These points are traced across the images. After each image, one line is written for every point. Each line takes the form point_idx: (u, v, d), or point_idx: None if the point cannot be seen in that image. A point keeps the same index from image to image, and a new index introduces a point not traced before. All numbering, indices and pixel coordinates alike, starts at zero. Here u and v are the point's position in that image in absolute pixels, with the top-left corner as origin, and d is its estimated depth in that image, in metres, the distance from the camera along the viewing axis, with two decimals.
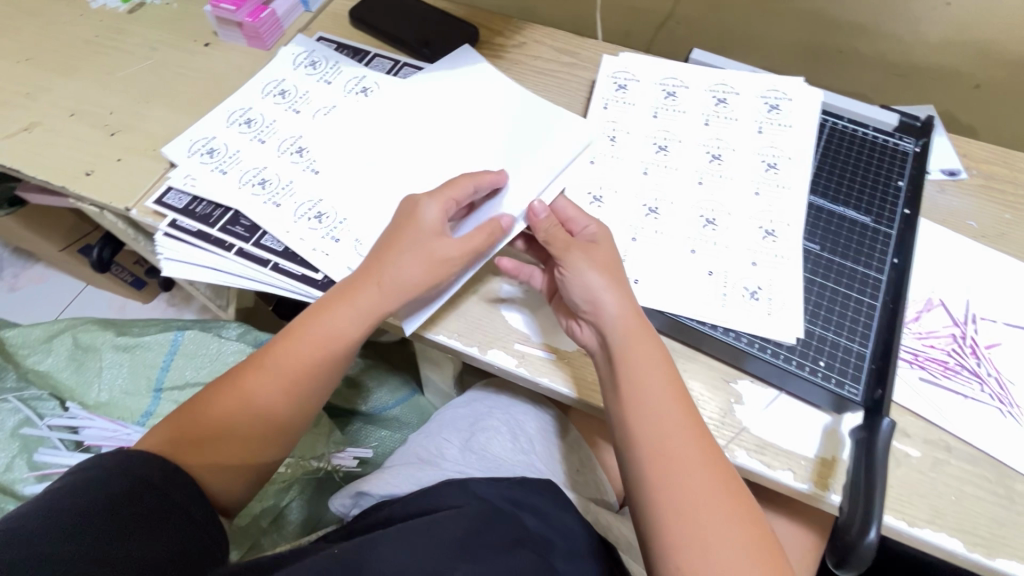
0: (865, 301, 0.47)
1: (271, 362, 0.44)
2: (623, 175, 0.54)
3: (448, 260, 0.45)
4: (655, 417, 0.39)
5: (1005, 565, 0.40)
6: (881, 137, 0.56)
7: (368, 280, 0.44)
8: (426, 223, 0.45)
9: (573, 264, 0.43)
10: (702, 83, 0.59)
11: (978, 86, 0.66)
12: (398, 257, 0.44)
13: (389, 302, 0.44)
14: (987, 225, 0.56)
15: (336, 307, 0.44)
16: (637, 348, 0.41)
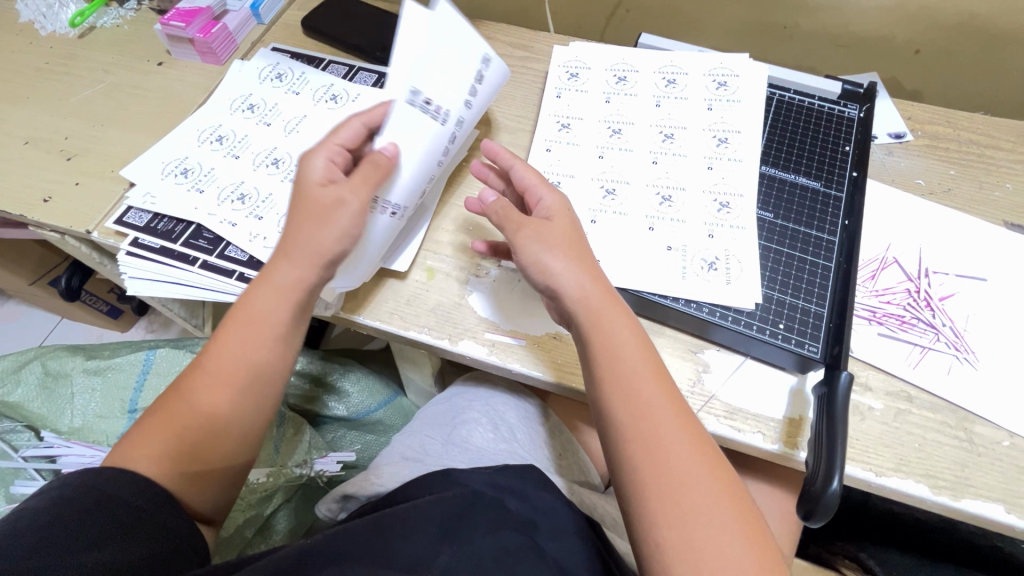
0: (820, 263, 0.48)
1: (217, 363, 0.42)
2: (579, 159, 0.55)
3: (338, 204, 0.43)
4: (629, 390, 0.39)
5: (969, 505, 0.42)
6: (827, 106, 0.57)
7: (280, 257, 0.43)
8: (311, 177, 0.44)
9: (525, 247, 0.42)
10: (652, 64, 0.60)
11: (919, 51, 0.68)
12: (303, 220, 0.43)
13: (305, 271, 0.43)
14: (934, 183, 0.58)
15: (259, 290, 0.43)
16: (597, 319, 0.41)
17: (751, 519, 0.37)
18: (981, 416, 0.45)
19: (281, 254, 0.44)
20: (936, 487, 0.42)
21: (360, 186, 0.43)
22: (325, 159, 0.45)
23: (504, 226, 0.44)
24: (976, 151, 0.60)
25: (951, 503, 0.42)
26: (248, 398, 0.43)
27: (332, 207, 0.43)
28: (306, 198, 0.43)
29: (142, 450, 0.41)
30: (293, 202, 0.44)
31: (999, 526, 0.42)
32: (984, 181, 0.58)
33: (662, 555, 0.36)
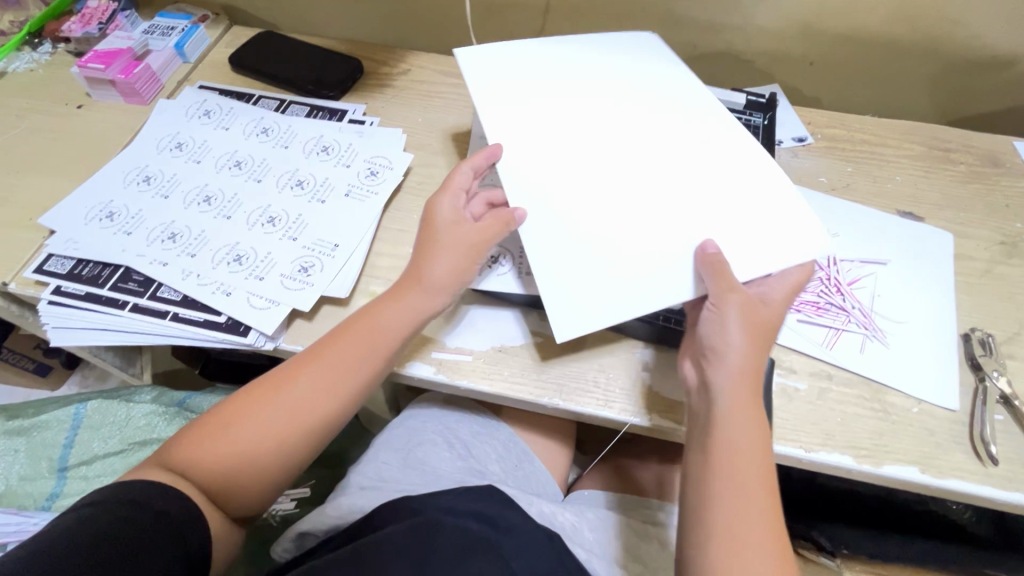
0: None
1: (324, 365, 0.46)
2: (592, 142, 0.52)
3: (458, 244, 0.48)
4: (737, 463, 0.40)
5: (889, 469, 0.45)
6: (735, 116, 0.62)
7: (412, 281, 0.48)
8: (447, 219, 0.49)
9: (724, 315, 0.43)
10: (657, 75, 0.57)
11: (812, 63, 0.75)
12: (430, 255, 0.48)
13: (431, 300, 0.47)
14: (835, 179, 0.64)
15: (386, 307, 0.47)
16: (741, 412, 0.41)
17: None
18: (892, 386, 0.49)
19: (407, 285, 0.48)
20: (859, 456, 0.46)
21: (484, 233, 0.48)
22: (451, 203, 0.50)
23: (710, 279, 0.44)
24: (868, 149, 0.66)
25: (870, 470, 0.46)
26: (298, 425, 0.45)
27: (459, 246, 0.48)
28: (449, 233, 0.48)
29: (196, 466, 0.44)
30: (423, 234, 0.49)
31: (916, 486, 0.46)
32: (876, 175, 0.64)
33: None
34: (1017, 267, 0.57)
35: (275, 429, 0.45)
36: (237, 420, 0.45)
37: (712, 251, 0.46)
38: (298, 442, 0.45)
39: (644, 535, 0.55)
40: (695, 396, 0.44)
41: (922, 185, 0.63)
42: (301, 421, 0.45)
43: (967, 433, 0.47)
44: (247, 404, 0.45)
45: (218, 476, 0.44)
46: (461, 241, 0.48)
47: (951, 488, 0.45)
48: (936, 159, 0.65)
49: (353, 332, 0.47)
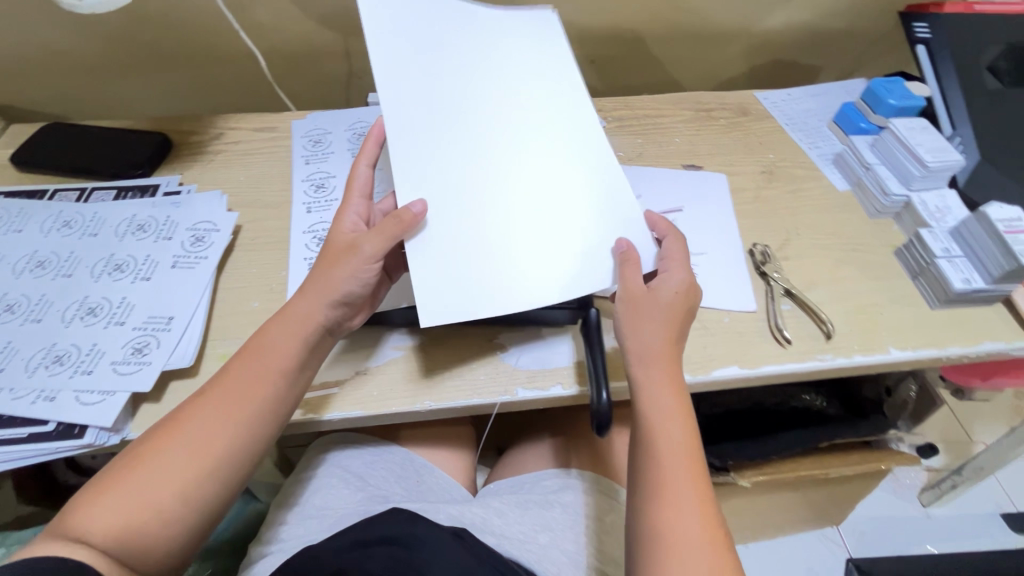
0: None
1: (217, 399, 0.45)
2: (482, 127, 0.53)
3: (358, 251, 0.47)
4: (665, 446, 0.45)
5: (719, 373, 0.54)
6: None
7: (301, 295, 0.48)
8: (338, 233, 0.50)
9: (639, 329, 0.48)
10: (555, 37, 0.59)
11: (593, 60, 0.87)
12: (324, 267, 0.48)
13: (319, 307, 0.47)
14: (630, 150, 0.74)
15: (273, 327, 0.47)
16: (657, 392, 0.47)
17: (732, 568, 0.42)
18: (707, 306, 0.58)
19: (296, 300, 0.48)
20: (693, 371, 0.54)
21: (375, 237, 0.47)
22: (352, 217, 0.51)
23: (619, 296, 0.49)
24: (650, 121, 0.78)
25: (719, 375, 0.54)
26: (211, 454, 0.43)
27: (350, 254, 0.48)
28: (331, 242, 0.50)
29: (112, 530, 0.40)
30: (325, 251, 0.49)
31: (742, 381, 0.54)
32: (660, 140, 0.75)
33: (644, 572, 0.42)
34: (776, 188, 0.70)
35: (188, 467, 0.42)
36: (146, 471, 0.42)
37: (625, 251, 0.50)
38: (209, 482, 0.43)
39: (546, 504, 0.58)
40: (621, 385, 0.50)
41: (697, 141, 0.76)
42: (213, 451, 0.43)
43: (767, 325, 0.57)
44: (138, 458, 0.42)
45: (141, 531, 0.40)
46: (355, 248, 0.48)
47: (766, 372, 0.54)
48: (702, 118, 0.79)
49: (252, 356, 0.47)
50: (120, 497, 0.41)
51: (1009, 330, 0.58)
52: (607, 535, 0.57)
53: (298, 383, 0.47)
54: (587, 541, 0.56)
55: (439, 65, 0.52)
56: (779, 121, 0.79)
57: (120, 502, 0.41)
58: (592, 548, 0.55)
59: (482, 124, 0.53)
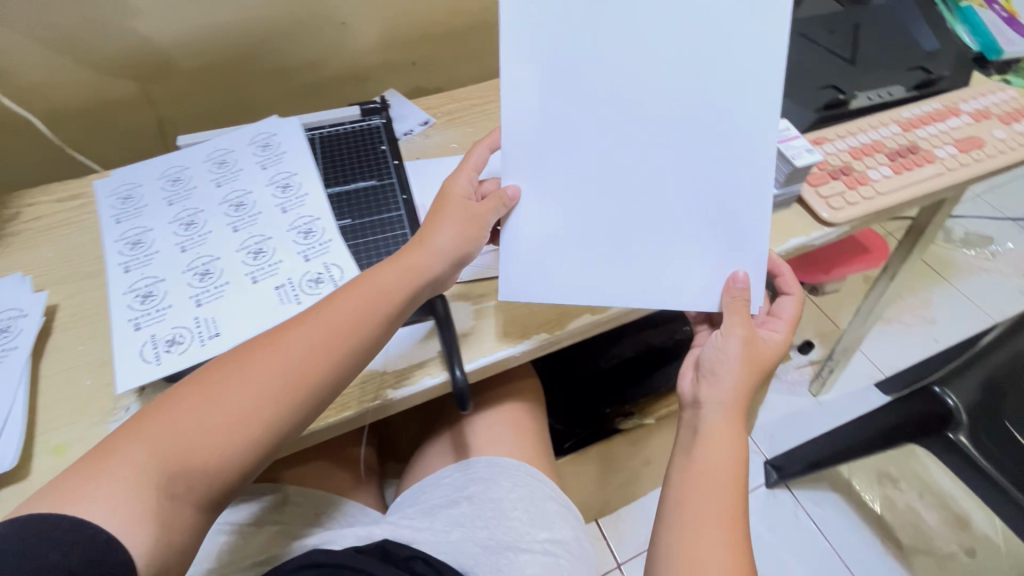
0: (398, 234, 0.59)
1: (318, 330, 0.47)
2: (631, 98, 0.50)
3: (462, 221, 0.54)
4: (706, 499, 0.50)
5: (573, 325, 0.59)
6: (357, 125, 0.70)
7: (415, 246, 0.53)
8: (455, 193, 0.56)
9: (728, 342, 0.55)
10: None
11: (414, 62, 0.89)
12: (436, 224, 0.54)
13: (429, 263, 0.52)
14: (463, 141, 0.77)
15: (384, 270, 0.51)
16: (721, 428, 0.53)
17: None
18: None
19: (412, 249, 0.53)
20: (550, 328, 0.58)
21: (482, 208, 0.53)
22: (466, 181, 0.57)
23: (727, 315, 0.53)
24: (477, 109, 0.81)
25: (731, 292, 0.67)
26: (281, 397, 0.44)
27: (461, 220, 0.54)
28: (446, 198, 0.56)
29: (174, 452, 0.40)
30: (444, 206, 0.55)
31: (596, 326, 0.60)
32: (490, 125, 0.79)
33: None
34: None
35: (255, 406, 0.43)
36: (212, 400, 0.42)
37: (741, 283, 0.53)
38: (294, 408, 0.45)
39: (451, 503, 0.60)
40: (689, 410, 0.58)
41: None
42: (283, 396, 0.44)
43: None
44: (236, 365, 0.45)
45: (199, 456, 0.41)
46: (464, 214, 0.54)
47: (613, 313, 0.60)
48: None
49: (364, 292, 0.49)
50: (183, 422, 0.42)
51: (806, 224, 0.67)
52: (515, 512, 0.58)
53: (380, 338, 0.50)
54: (499, 523, 0.57)
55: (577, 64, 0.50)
56: None
57: (179, 428, 0.41)
58: (502, 530, 0.57)
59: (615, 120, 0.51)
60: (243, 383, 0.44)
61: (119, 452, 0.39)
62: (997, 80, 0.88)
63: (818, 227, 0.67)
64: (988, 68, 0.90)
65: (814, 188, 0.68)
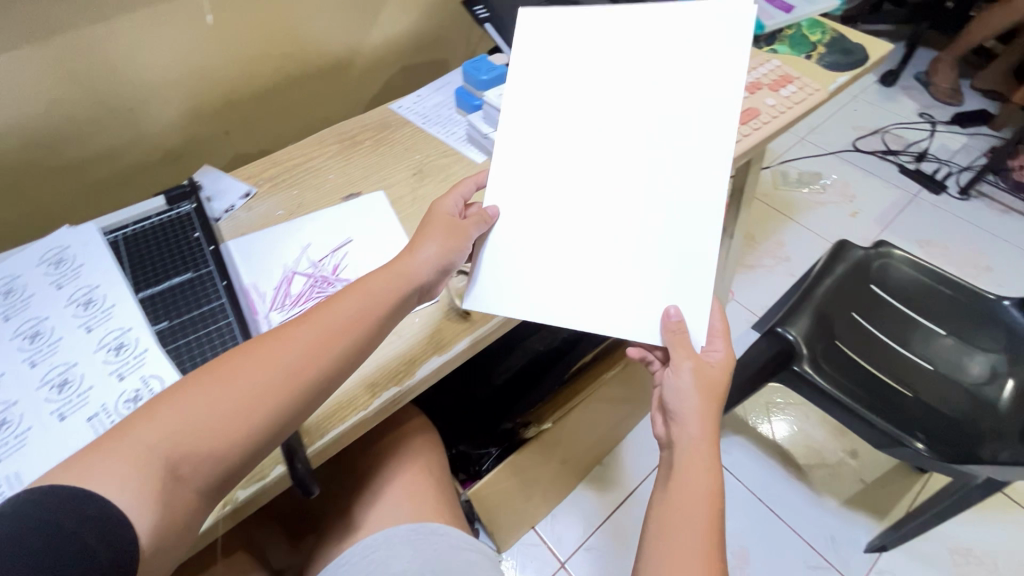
0: (222, 324, 0.57)
1: (324, 321, 0.51)
2: (588, 148, 0.60)
3: (455, 229, 0.60)
4: (686, 529, 0.51)
5: (422, 371, 0.59)
6: (164, 216, 0.67)
7: (406, 251, 0.59)
8: (443, 211, 0.62)
9: (678, 376, 0.57)
10: (740, 70, 0.57)
11: (227, 132, 0.86)
12: (424, 238, 0.59)
13: (415, 265, 0.57)
14: (289, 205, 0.75)
15: (382, 272, 0.56)
16: (691, 462, 0.55)
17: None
18: None
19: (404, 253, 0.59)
20: (400, 380, 0.58)
21: (463, 226, 0.60)
22: (454, 203, 0.64)
23: (675, 349, 0.56)
24: (301, 169, 0.80)
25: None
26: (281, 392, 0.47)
27: (450, 228, 0.60)
28: (434, 216, 0.62)
29: (178, 438, 0.43)
30: (429, 223, 0.61)
31: (445, 366, 0.60)
32: (315, 184, 0.77)
33: None
34: (429, 184, 0.78)
35: (257, 397, 0.46)
36: (219, 389, 0.46)
37: (675, 316, 0.56)
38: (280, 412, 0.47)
39: None
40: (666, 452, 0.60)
41: (349, 171, 0.80)
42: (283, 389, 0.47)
43: (450, 306, 0.64)
44: (238, 359, 0.48)
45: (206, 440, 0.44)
46: (451, 227, 0.60)
47: (460, 348, 0.61)
48: (348, 147, 0.83)
49: (360, 295, 0.54)
50: (181, 416, 0.44)
51: None
52: None
53: (374, 339, 0.54)
54: None
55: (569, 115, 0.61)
56: (416, 123, 0.86)
57: (172, 428, 0.43)
58: None
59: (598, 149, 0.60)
60: (244, 375, 0.47)
61: (130, 435, 0.42)
62: (766, 52, 1.00)
63: None
64: (758, 41, 1.02)
65: None
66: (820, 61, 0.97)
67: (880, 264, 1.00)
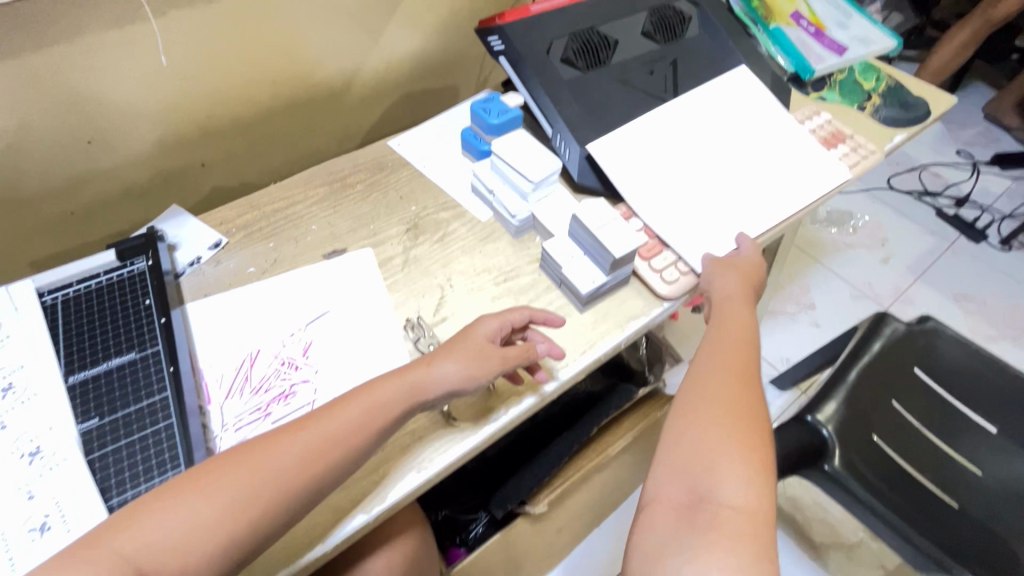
0: (161, 426, 0.48)
1: (356, 414, 0.46)
2: (719, 128, 0.75)
3: (480, 362, 0.51)
4: (716, 390, 0.50)
5: (394, 495, 0.50)
6: (114, 275, 0.57)
7: (452, 347, 0.52)
8: (479, 334, 0.53)
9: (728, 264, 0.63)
10: (805, 150, 0.75)
11: (204, 163, 0.77)
12: (451, 352, 0.51)
13: (448, 363, 0.50)
14: (262, 261, 0.65)
15: (437, 359, 0.51)
16: (729, 339, 0.55)
17: (765, 567, 0.41)
18: None
19: (451, 348, 0.52)
20: (366, 506, 0.50)
21: (483, 364, 0.51)
22: (495, 326, 0.54)
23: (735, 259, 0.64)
24: (281, 215, 0.70)
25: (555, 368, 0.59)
26: (301, 487, 0.43)
27: (476, 359, 0.51)
28: (472, 341, 0.52)
29: (187, 534, 0.40)
30: (460, 338, 0.53)
31: (424, 485, 0.52)
32: (294, 235, 0.68)
33: (676, 463, 0.47)
34: (424, 243, 0.68)
35: (272, 492, 0.42)
36: (202, 504, 0.41)
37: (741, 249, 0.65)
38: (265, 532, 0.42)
39: None
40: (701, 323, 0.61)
41: (336, 220, 0.70)
42: (303, 487, 0.43)
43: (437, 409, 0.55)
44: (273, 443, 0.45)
45: (221, 537, 0.40)
46: (477, 359, 0.51)
47: (442, 465, 0.52)
48: (337, 190, 0.73)
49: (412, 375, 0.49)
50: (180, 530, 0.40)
51: (644, 300, 0.64)
52: None
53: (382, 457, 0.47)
54: None
55: (696, 134, 0.74)
56: (414, 165, 0.77)
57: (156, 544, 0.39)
58: None
59: (731, 127, 0.75)
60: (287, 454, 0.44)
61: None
62: (814, 99, 0.89)
63: (656, 302, 0.64)
64: (805, 85, 0.90)
65: (645, 262, 0.65)
66: (876, 113, 0.87)
67: (925, 342, 0.87)
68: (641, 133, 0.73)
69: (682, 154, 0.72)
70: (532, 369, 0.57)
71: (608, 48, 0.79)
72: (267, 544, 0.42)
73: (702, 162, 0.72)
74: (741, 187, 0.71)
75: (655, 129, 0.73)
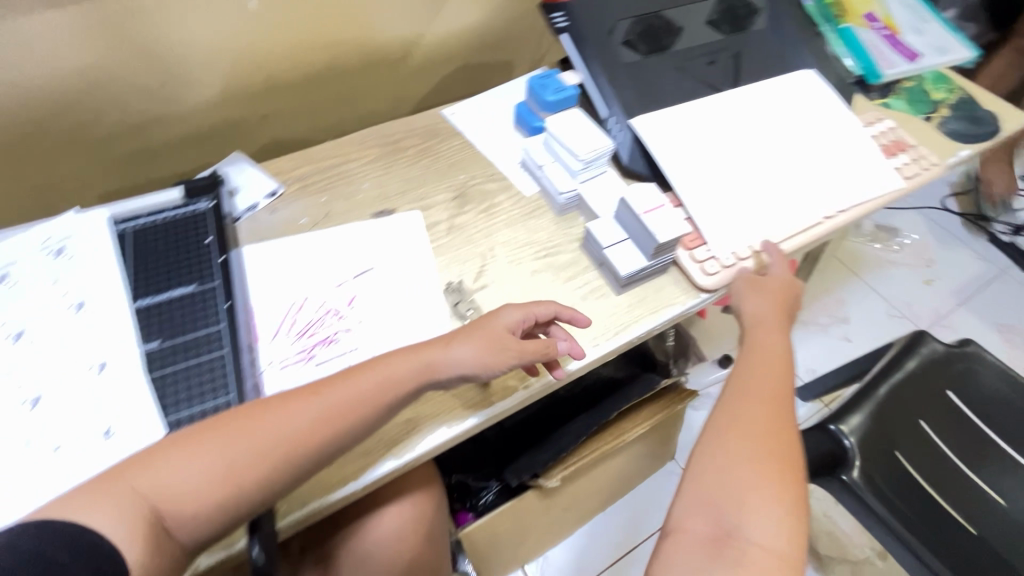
0: (216, 355, 0.51)
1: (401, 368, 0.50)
2: (776, 124, 0.74)
3: (492, 349, 0.52)
4: (749, 425, 0.49)
5: (424, 445, 0.53)
6: (179, 212, 0.61)
7: (470, 331, 0.53)
8: (501, 321, 0.54)
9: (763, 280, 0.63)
10: (864, 155, 0.74)
11: (265, 115, 0.80)
12: (467, 336, 0.52)
13: (461, 347, 0.51)
14: (315, 213, 0.68)
15: (452, 342, 0.52)
16: (763, 369, 0.54)
17: None
18: None
19: (470, 332, 0.53)
20: (395, 451, 0.52)
21: (496, 352, 0.52)
22: (515, 317, 0.55)
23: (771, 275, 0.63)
24: (335, 171, 0.72)
25: (571, 367, 0.58)
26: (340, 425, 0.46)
27: (490, 345, 0.52)
28: (490, 328, 0.53)
29: (237, 454, 0.43)
30: (478, 324, 0.54)
31: (450, 440, 0.54)
32: (346, 192, 0.70)
33: (705, 498, 0.47)
34: (469, 212, 0.69)
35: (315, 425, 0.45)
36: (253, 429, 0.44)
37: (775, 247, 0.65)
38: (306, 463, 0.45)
39: None
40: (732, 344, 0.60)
41: (386, 181, 0.72)
42: (343, 424, 0.46)
43: None
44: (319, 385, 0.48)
45: (268, 458, 0.44)
46: (491, 345, 0.52)
47: (470, 424, 0.55)
48: (389, 153, 0.75)
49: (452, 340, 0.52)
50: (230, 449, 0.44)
51: (680, 290, 0.64)
52: None
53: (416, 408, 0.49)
54: None
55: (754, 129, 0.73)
56: (466, 135, 0.78)
57: (207, 460, 0.43)
58: None
59: (789, 125, 0.74)
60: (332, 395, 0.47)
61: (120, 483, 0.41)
62: (878, 105, 0.86)
63: (693, 293, 0.64)
64: (870, 90, 0.88)
65: (688, 252, 0.65)
66: (941, 125, 0.84)
67: (962, 366, 0.85)
68: (697, 122, 0.72)
69: (737, 147, 0.71)
70: (551, 365, 0.57)
71: (670, 34, 0.78)
72: (306, 472, 0.46)
73: (757, 157, 0.71)
74: (792, 185, 0.70)
75: (712, 120, 0.73)
